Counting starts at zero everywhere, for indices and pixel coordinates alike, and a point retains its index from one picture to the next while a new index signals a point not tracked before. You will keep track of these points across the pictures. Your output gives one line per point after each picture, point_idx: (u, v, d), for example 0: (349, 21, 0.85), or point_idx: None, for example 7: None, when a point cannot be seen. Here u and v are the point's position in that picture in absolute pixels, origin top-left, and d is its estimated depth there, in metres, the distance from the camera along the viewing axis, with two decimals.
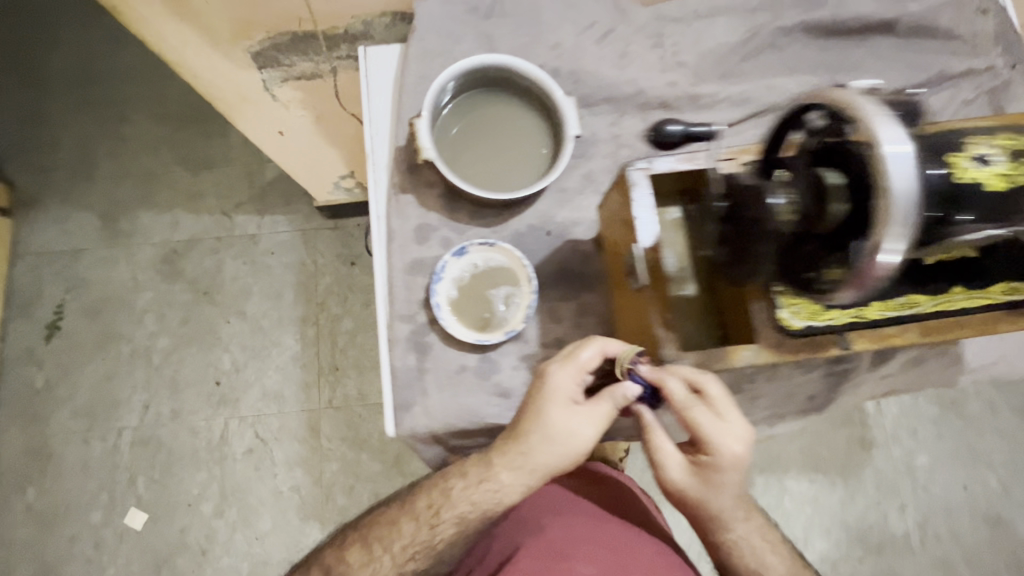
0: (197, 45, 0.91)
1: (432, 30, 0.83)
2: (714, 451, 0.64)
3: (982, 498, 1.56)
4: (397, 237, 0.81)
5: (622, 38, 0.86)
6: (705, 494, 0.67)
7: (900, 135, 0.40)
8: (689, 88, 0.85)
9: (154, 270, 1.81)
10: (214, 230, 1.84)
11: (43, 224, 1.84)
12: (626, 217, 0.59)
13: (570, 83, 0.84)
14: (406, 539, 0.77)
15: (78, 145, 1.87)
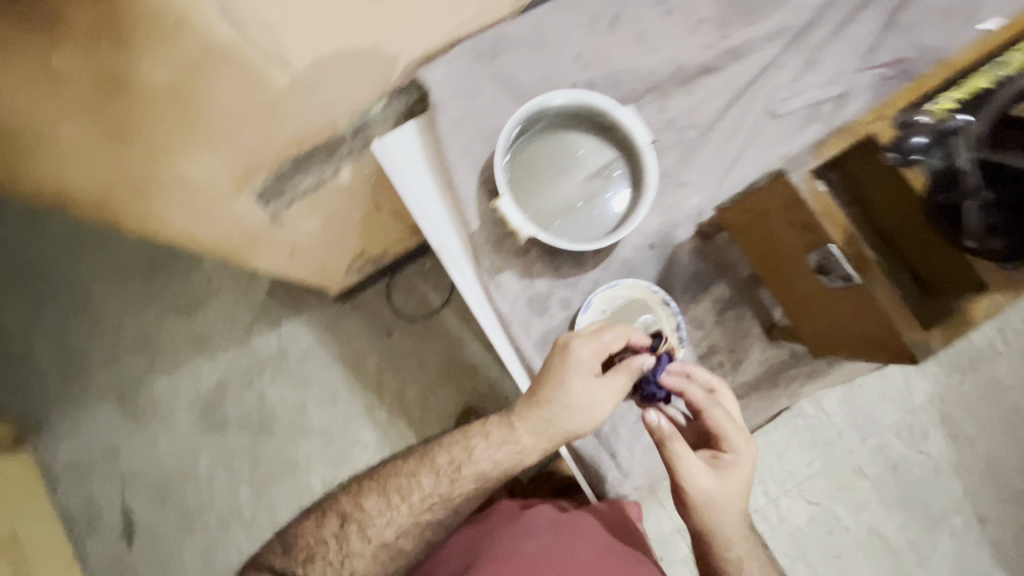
0: (198, 212, 0.79)
1: (450, 95, 0.75)
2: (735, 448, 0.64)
3: None
4: (514, 319, 0.76)
5: (633, 17, 0.78)
6: (717, 498, 0.63)
7: None
8: (721, 44, 0.80)
9: (198, 432, 1.53)
10: (238, 362, 1.54)
11: (58, 438, 1.53)
12: (789, 219, 0.56)
13: (608, 90, 0.80)
14: (424, 491, 0.70)
15: (45, 339, 1.57)
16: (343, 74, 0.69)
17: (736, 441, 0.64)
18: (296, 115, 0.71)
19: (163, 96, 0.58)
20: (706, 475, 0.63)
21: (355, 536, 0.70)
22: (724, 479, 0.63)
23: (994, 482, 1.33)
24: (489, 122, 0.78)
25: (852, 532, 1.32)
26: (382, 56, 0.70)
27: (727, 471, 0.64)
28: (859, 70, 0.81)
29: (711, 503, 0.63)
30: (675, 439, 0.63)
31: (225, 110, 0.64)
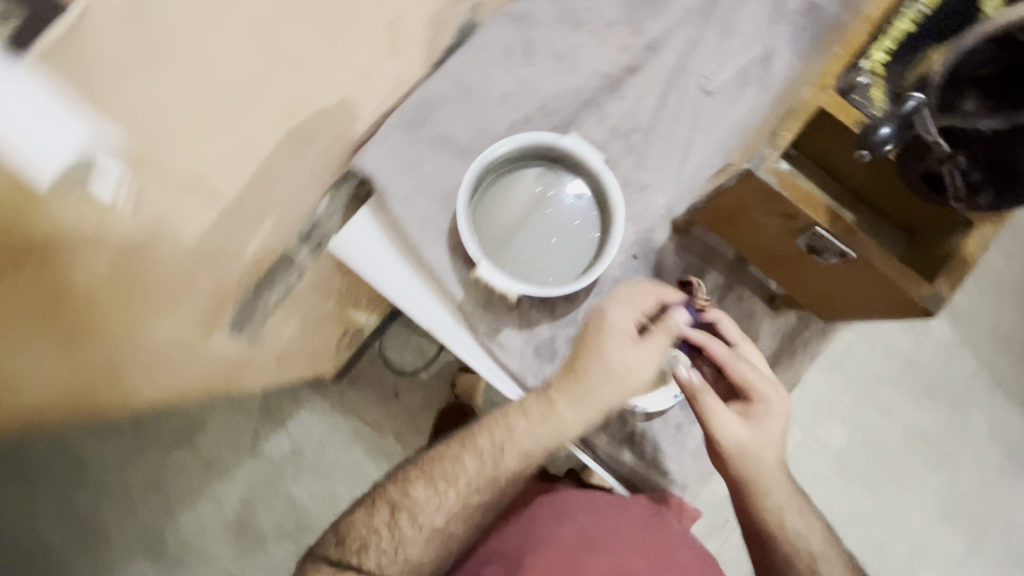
0: (179, 368, 0.74)
1: (394, 174, 0.73)
2: (765, 397, 0.63)
3: None
4: (527, 372, 0.74)
5: (546, 43, 0.79)
6: (750, 446, 0.64)
7: None
8: (637, 41, 0.80)
9: (235, 558, 1.43)
10: (250, 480, 1.44)
11: None
12: (769, 209, 0.55)
13: (544, 117, 0.78)
14: (469, 475, 0.67)
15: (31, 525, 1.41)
16: (276, 187, 0.65)
17: (765, 389, 0.63)
18: (245, 242, 0.68)
19: (115, 293, 0.53)
20: (737, 428, 0.63)
21: (401, 532, 0.67)
22: (755, 427, 0.63)
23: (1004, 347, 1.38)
24: (439, 188, 0.76)
25: (893, 437, 1.35)
26: (313, 153, 0.66)
27: (758, 419, 0.64)
28: (774, 26, 0.81)
29: (744, 452, 0.64)
30: (705, 393, 0.63)
31: (178, 274, 0.59)
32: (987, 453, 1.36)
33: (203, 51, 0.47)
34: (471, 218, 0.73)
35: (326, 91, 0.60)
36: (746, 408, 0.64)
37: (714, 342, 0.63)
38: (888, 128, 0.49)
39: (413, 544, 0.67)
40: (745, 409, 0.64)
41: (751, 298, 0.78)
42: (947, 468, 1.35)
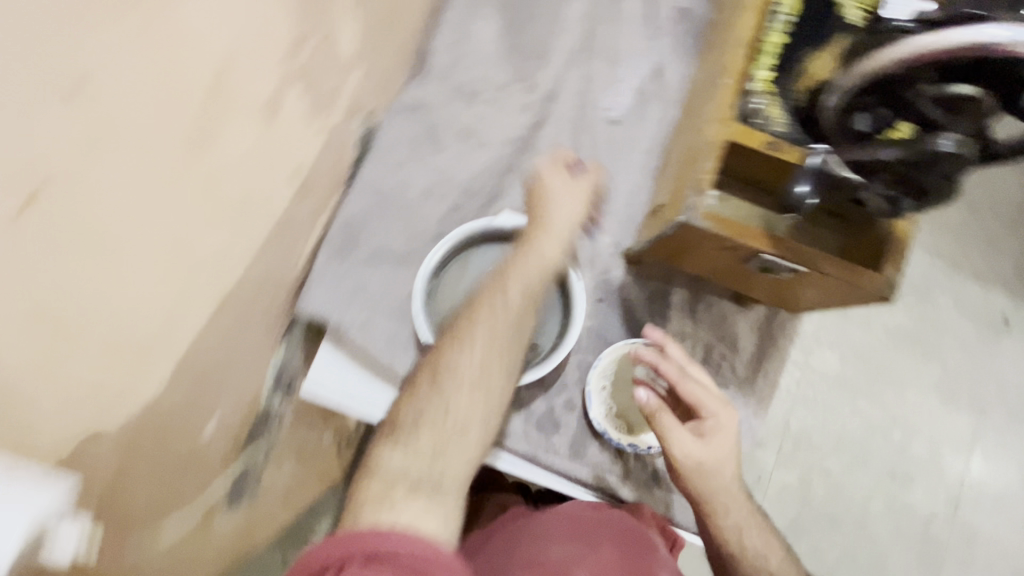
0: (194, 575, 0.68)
1: (343, 306, 0.72)
2: (714, 412, 0.64)
3: None
4: (537, 450, 0.74)
5: (450, 124, 0.79)
6: (706, 463, 0.63)
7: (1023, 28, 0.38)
8: (533, 96, 0.81)
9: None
10: None
11: None
12: (715, 245, 0.56)
13: (470, 197, 0.78)
14: (489, 324, 0.61)
15: None
16: (231, 366, 0.61)
17: (715, 407, 0.64)
18: (216, 428, 0.63)
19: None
20: (691, 444, 0.64)
21: (417, 466, 0.54)
22: (710, 444, 0.63)
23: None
24: (391, 300, 0.74)
25: None
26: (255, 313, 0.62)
27: (709, 435, 0.64)
28: (655, 41, 0.83)
29: (699, 468, 0.63)
30: (659, 412, 0.64)
31: (157, 501, 0.53)
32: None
33: (113, 312, 0.40)
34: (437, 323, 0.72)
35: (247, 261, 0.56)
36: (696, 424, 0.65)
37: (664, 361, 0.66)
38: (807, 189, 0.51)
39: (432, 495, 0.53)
40: (698, 424, 0.65)
41: (719, 302, 0.80)
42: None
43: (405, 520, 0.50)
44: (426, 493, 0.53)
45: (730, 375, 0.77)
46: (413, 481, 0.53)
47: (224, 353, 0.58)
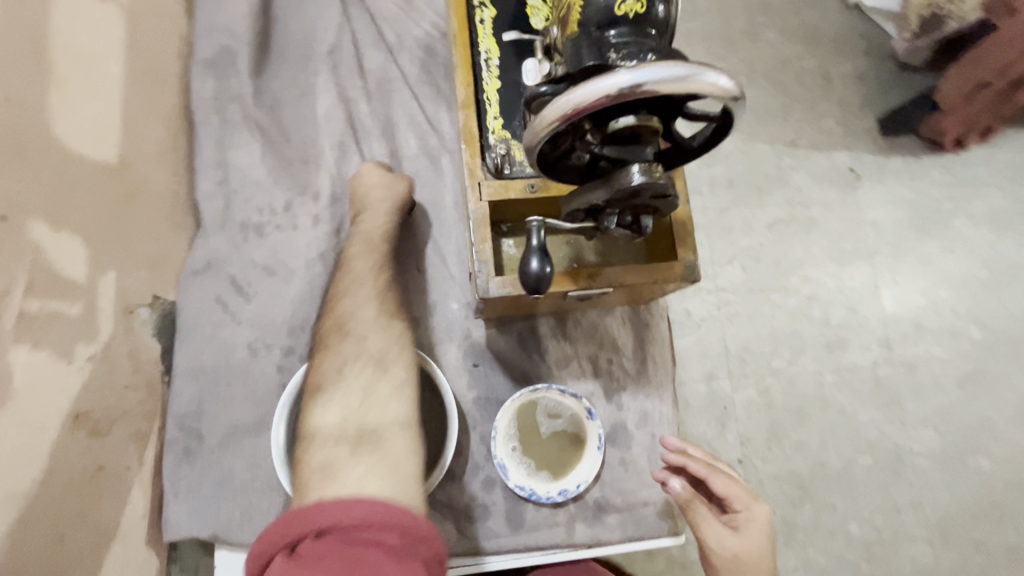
0: None
1: (212, 510, 0.65)
2: (746, 506, 0.67)
3: None
4: (478, 542, 0.71)
5: (248, 268, 0.73)
6: (742, 555, 0.66)
7: (628, 71, 0.33)
8: (319, 203, 0.76)
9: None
10: None
11: None
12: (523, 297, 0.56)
13: (297, 332, 0.72)
14: (359, 291, 0.67)
15: None
16: None
17: (746, 501, 0.68)
18: None
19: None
20: (726, 535, 0.66)
21: (344, 446, 0.54)
22: (743, 536, 0.66)
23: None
24: (261, 477, 0.67)
25: None
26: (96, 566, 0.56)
27: (739, 528, 0.67)
28: (415, 98, 0.81)
29: (737, 563, 0.65)
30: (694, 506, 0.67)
31: None
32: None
33: None
34: None
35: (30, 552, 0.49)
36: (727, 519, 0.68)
37: (692, 460, 0.69)
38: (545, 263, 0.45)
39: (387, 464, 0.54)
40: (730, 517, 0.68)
41: (585, 312, 0.79)
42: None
43: (348, 486, 0.50)
44: (365, 459, 0.53)
45: (623, 376, 0.78)
46: (344, 456, 0.53)
47: None
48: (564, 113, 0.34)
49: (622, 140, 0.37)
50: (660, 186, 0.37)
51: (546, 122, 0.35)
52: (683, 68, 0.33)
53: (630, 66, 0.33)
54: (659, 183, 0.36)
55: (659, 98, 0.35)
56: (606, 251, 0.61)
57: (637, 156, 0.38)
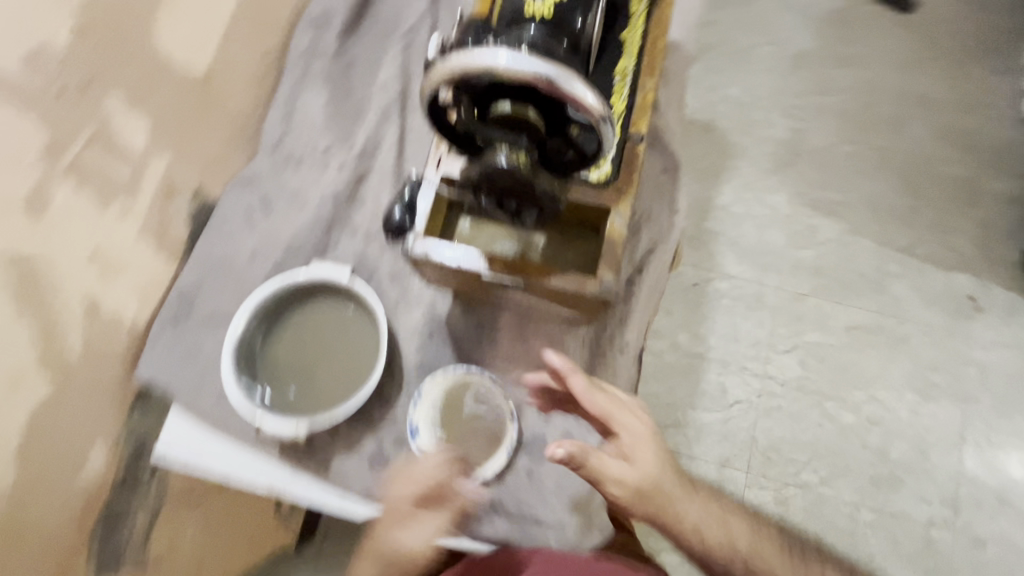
0: None
1: (174, 370, 0.76)
2: (627, 425, 0.67)
3: (781, 54, 1.62)
4: (370, 491, 0.75)
5: (276, 189, 0.85)
6: (642, 483, 0.66)
7: (499, 51, 0.40)
8: (351, 154, 0.87)
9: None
10: None
11: None
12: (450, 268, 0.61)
13: (293, 255, 0.83)
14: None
15: None
16: None
17: (623, 415, 0.68)
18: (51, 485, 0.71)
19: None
20: (625, 463, 0.65)
21: None
22: (636, 459, 0.66)
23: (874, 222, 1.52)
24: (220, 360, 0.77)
25: (839, 346, 1.44)
26: (101, 403, 0.76)
27: (633, 452, 0.66)
28: None
29: (646, 488, 0.66)
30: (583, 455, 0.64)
31: None
32: (922, 320, 1.46)
33: None
34: (258, 376, 0.75)
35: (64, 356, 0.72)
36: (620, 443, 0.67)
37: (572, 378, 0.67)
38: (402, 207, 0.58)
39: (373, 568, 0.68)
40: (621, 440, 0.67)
41: (547, 321, 0.81)
42: (902, 348, 1.45)
43: None
44: None
45: None
46: None
47: None
48: (448, 71, 0.40)
49: (502, 118, 0.44)
50: (518, 171, 0.45)
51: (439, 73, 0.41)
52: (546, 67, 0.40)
53: (503, 48, 0.40)
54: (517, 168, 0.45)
55: (532, 88, 0.42)
56: (549, 255, 0.64)
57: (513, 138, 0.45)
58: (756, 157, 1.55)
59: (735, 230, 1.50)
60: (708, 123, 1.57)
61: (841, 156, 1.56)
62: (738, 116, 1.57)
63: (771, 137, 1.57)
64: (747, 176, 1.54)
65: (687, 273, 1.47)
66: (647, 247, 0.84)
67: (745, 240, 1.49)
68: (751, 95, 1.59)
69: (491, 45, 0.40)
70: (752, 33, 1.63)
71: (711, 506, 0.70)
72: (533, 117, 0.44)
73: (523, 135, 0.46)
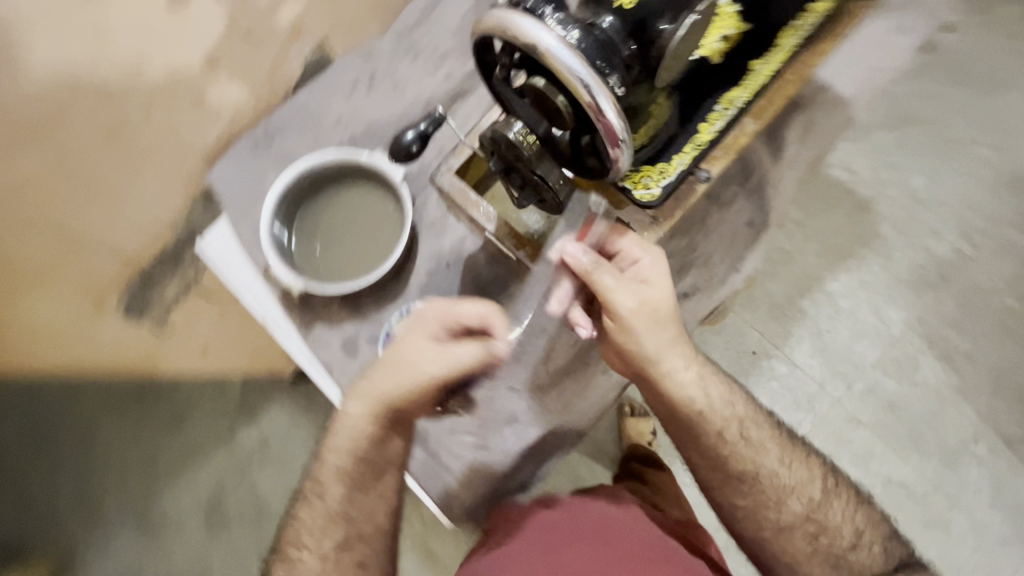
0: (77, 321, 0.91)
1: (234, 187, 0.85)
2: (639, 260, 0.62)
3: (993, 165, 1.36)
4: (333, 365, 0.82)
5: (386, 73, 0.88)
6: (638, 314, 0.61)
7: (544, 30, 0.42)
8: (463, 71, 0.88)
9: (208, 536, 1.40)
10: (226, 464, 1.41)
11: (91, 564, 1.42)
12: None
13: (371, 139, 0.87)
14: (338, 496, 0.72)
15: (13, 487, 1.44)
16: None
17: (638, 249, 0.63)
18: (115, 232, 0.84)
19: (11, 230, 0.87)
20: (632, 292, 0.61)
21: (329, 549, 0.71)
22: (638, 291, 0.61)
23: (987, 391, 1.30)
24: None
25: (870, 488, 1.28)
26: (165, 180, 0.90)
27: (642, 279, 0.62)
28: None
29: (654, 315, 0.62)
30: (588, 273, 0.61)
31: None
32: (977, 516, 1.27)
33: None
34: (291, 223, 0.81)
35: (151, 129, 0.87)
36: (626, 275, 0.63)
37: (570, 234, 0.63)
38: None
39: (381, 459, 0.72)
40: (629, 273, 0.63)
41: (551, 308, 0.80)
42: (934, 527, 1.27)
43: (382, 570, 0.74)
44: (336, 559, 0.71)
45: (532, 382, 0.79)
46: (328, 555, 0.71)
47: None
48: (494, 24, 0.43)
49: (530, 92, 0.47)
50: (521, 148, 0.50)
51: (485, 24, 0.43)
52: (576, 68, 0.42)
53: (549, 30, 0.42)
54: (523, 150, 0.50)
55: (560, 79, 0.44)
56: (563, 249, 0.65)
57: (532, 116, 0.48)
58: (897, 259, 1.34)
59: (826, 320, 1.33)
60: (865, 200, 1.36)
61: (992, 303, 1.32)
62: (900, 210, 1.35)
63: (925, 247, 1.34)
64: (874, 274, 1.34)
65: (750, 335, 1.34)
66: (684, 290, 0.80)
67: (827, 335, 1.32)
68: (931, 192, 1.36)
69: (539, 20, 0.42)
70: (974, 126, 1.36)
71: (708, 374, 0.69)
72: (556, 105, 0.46)
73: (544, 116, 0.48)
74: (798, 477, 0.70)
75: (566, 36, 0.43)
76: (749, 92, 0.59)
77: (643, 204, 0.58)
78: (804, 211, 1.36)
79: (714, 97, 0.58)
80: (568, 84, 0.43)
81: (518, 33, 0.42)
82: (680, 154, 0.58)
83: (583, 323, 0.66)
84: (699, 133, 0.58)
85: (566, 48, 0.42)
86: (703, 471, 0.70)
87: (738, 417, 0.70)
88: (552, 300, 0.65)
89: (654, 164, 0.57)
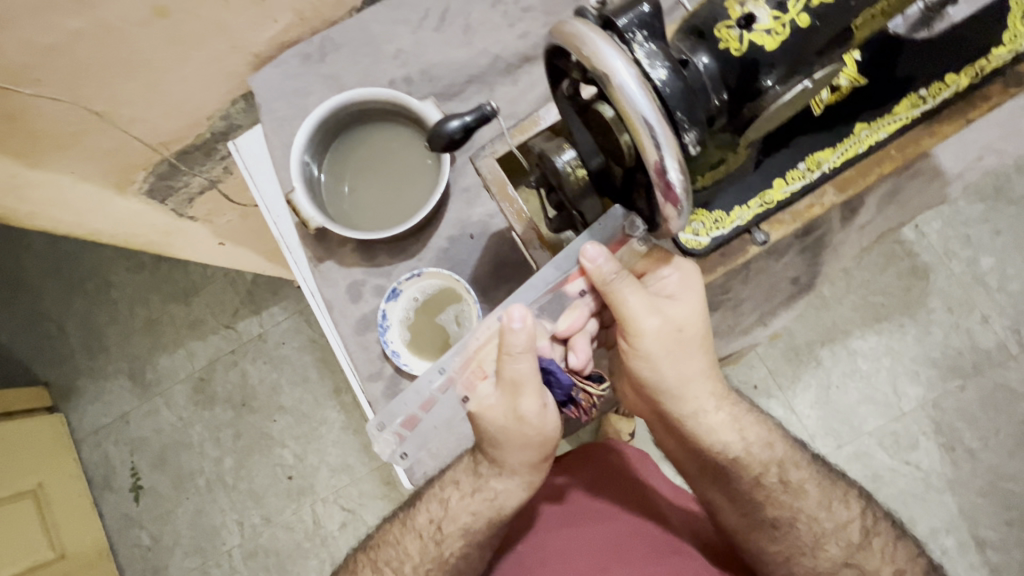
0: (96, 200, 0.83)
1: (278, 97, 0.82)
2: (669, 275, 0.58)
3: None
4: (335, 305, 0.81)
5: (460, 12, 0.82)
6: (663, 329, 0.57)
7: (622, 63, 0.37)
8: (540, 33, 0.81)
9: (192, 407, 1.44)
10: (220, 348, 1.44)
11: (80, 403, 1.48)
12: (501, 193, 0.65)
13: (425, 82, 0.82)
14: (416, 560, 0.66)
15: (26, 314, 1.50)
16: (173, 75, 0.75)
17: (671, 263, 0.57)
18: (143, 121, 0.77)
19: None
20: (656, 310, 0.56)
21: None
22: (663, 306, 0.57)
23: (991, 495, 1.21)
24: None
25: None
26: (205, 70, 0.78)
27: (673, 299, 0.57)
28: None
29: (678, 336, 0.57)
30: (612, 285, 0.54)
31: (61, 120, 0.71)
32: None
33: None
34: (325, 153, 0.78)
35: (199, 12, 0.70)
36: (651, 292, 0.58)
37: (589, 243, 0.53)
38: (457, 125, 0.58)
39: (486, 491, 0.65)
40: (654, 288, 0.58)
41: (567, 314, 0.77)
42: None
43: None
44: None
45: None
46: None
47: (142, 50, 0.70)
48: (574, 40, 0.38)
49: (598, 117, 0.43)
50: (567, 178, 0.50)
51: (565, 31, 0.39)
52: (647, 115, 0.37)
53: (628, 64, 0.38)
54: (568, 181, 0.50)
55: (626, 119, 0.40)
56: None
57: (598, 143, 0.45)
58: (939, 337, 1.25)
59: (839, 376, 1.26)
60: (922, 267, 1.26)
61: None
62: (956, 288, 1.25)
63: (969, 332, 1.24)
64: (905, 345, 1.25)
65: (757, 369, 1.29)
66: None
67: (838, 391, 1.25)
68: (996, 277, 1.25)
69: (621, 52, 0.38)
70: None
71: (745, 415, 0.64)
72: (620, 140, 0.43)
73: (607, 146, 0.45)
74: (838, 519, 0.62)
75: (650, 74, 0.39)
76: (841, 156, 0.55)
77: (686, 249, 0.56)
78: (854, 261, 1.27)
79: (800, 155, 0.56)
80: (630, 129, 0.39)
81: (595, 58, 0.38)
82: (742, 208, 0.56)
83: (579, 351, 0.63)
84: (771, 186, 0.55)
85: (642, 89, 0.38)
86: (727, 513, 0.65)
87: (779, 458, 0.64)
88: (564, 320, 0.63)
89: (708, 211, 0.56)
